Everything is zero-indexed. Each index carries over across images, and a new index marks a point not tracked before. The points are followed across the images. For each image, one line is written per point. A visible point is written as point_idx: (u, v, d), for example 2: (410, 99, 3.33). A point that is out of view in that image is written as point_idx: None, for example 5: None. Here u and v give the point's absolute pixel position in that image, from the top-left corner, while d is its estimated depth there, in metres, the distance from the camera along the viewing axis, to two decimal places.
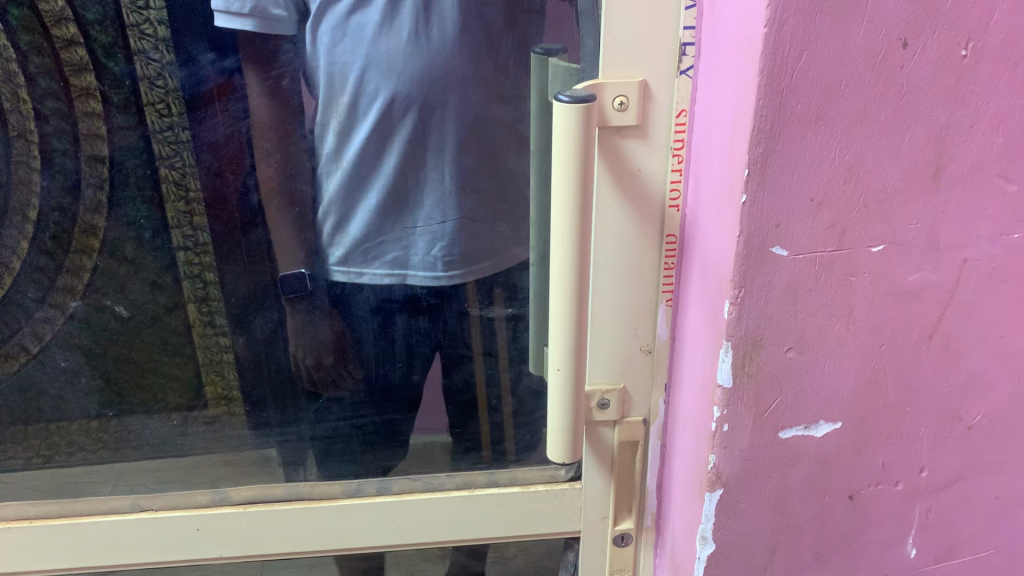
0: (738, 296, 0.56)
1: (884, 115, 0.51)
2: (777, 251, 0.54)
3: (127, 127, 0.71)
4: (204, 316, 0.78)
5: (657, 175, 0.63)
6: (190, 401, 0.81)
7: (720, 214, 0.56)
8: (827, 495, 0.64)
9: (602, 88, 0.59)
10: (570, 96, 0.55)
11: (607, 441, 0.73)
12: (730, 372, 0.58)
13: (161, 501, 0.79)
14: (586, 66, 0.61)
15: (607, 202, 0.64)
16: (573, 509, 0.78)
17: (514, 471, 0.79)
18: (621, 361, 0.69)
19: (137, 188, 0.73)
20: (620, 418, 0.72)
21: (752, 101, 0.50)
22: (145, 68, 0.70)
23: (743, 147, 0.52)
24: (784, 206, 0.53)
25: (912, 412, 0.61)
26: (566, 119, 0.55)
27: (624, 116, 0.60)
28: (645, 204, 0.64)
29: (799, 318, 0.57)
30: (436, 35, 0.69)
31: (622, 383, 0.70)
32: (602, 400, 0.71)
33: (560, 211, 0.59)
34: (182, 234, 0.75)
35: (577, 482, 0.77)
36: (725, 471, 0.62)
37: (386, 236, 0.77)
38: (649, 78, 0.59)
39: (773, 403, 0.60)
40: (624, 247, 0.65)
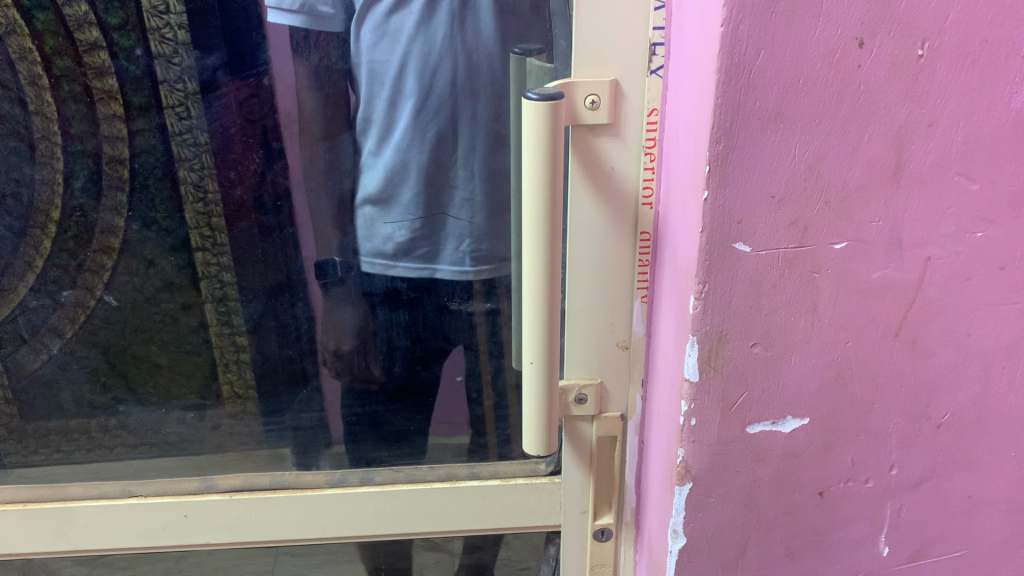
0: (702, 291, 0.57)
1: (843, 112, 0.52)
2: (739, 246, 0.56)
3: (147, 129, 0.72)
4: (222, 316, 0.80)
5: (631, 173, 0.64)
6: (205, 399, 0.82)
7: (687, 212, 0.57)
8: (797, 491, 0.64)
9: (572, 87, 0.60)
10: (538, 94, 0.57)
11: (586, 436, 0.74)
12: (696, 367, 0.59)
13: (149, 488, 0.82)
14: (559, 66, 0.63)
15: (581, 199, 0.65)
16: (553, 503, 0.79)
17: (496, 465, 0.81)
18: (597, 356, 0.71)
19: (155, 190, 0.74)
20: (597, 414, 0.73)
21: (710, 98, 0.52)
22: (166, 71, 0.70)
23: (704, 144, 0.53)
24: (744, 203, 0.54)
25: (880, 409, 0.62)
26: (534, 116, 0.57)
27: (595, 114, 0.61)
28: (619, 201, 0.65)
29: (764, 313, 0.58)
30: (472, 36, 0.68)
31: (600, 378, 0.71)
32: (579, 395, 0.71)
33: (531, 208, 0.60)
34: (201, 235, 0.76)
35: (557, 476, 0.78)
36: (694, 464, 0.63)
37: (417, 231, 0.76)
38: (620, 77, 0.61)
39: (740, 397, 0.60)
40: (598, 243, 0.66)
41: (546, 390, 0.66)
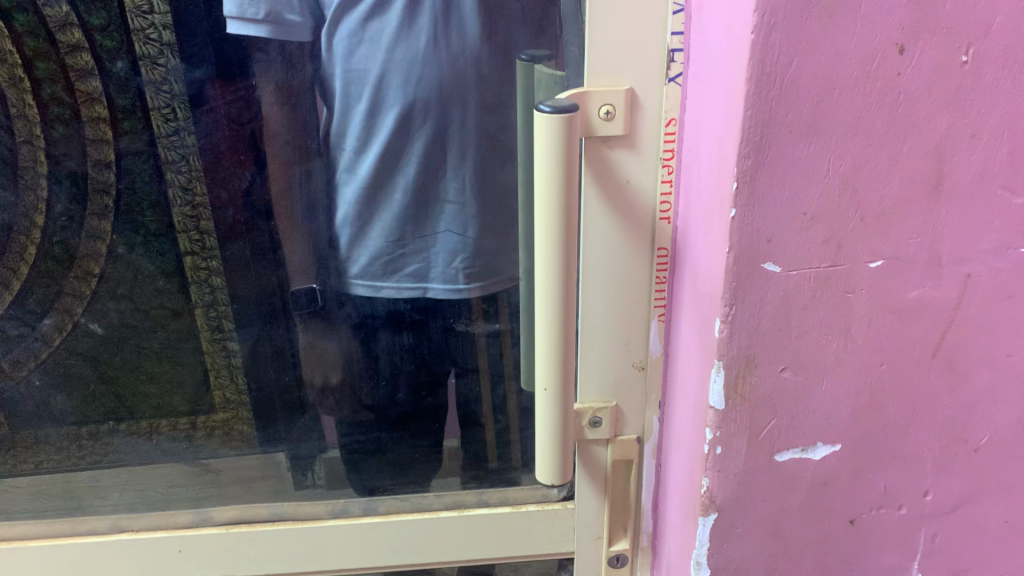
0: (728, 314, 0.53)
1: (881, 123, 0.48)
2: (768, 266, 0.52)
3: (133, 132, 0.68)
4: (212, 321, 0.76)
5: (648, 187, 0.60)
6: (197, 406, 0.79)
7: (710, 229, 0.54)
8: (827, 519, 0.61)
9: (586, 97, 0.57)
10: (551, 106, 0.53)
11: (602, 459, 0.71)
12: (722, 394, 0.56)
13: (141, 522, 0.78)
14: (570, 74, 0.58)
15: (595, 215, 0.61)
16: (566, 530, 0.75)
17: (506, 491, 0.77)
18: (612, 377, 0.67)
19: (143, 195, 0.70)
20: (613, 437, 0.69)
21: (739, 110, 0.48)
22: (151, 72, 0.66)
23: (731, 158, 0.50)
24: (775, 221, 0.51)
25: (915, 433, 0.58)
26: (547, 130, 0.53)
27: (610, 126, 0.57)
28: (634, 216, 0.61)
29: (794, 337, 0.54)
30: (456, 40, 0.66)
31: (615, 400, 0.68)
32: (594, 418, 0.68)
33: (543, 224, 0.56)
34: (190, 239, 0.72)
35: (570, 501, 0.75)
36: (719, 495, 0.59)
37: (407, 247, 0.74)
38: (636, 86, 0.57)
39: (769, 424, 0.57)
40: (613, 261, 0.63)
41: (558, 417, 0.63)
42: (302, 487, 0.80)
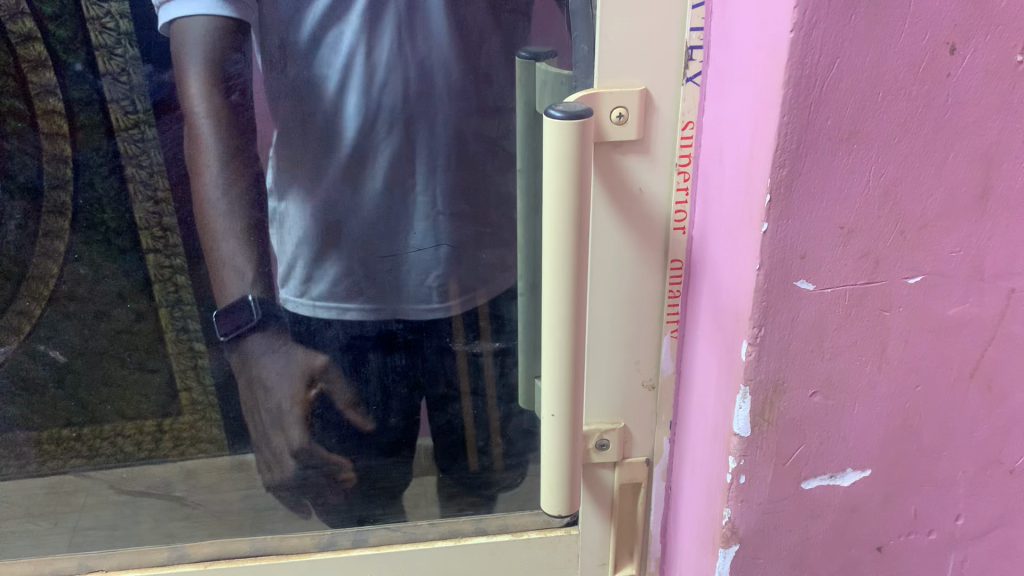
0: (757, 335, 0.49)
1: (928, 128, 0.44)
2: (801, 285, 0.48)
3: (90, 126, 0.61)
4: (177, 322, 0.69)
5: (661, 195, 0.56)
6: (165, 411, 0.72)
7: (734, 245, 0.50)
8: (854, 547, 0.57)
9: (598, 99, 0.52)
10: (562, 111, 0.48)
11: (608, 484, 0.66)
12: (747, 420, 0.52)
13: (112, 562, 0.75)
14: (579, 74, 0.54)
15: (605, 226, 0.57)
16: (571, 557, 0.71)
17: (506, 518, 0.73)
18: (620, 398, 0.63)
19: (101, 190, 0.63)
20: (621, 460, 0.65)
21: (774, 116, 0.43)
22: (109, 63, 0.59)
23: (764, 166, 0.45)
24: (809, 236, 0.46)
25: (948, 457, 0.55)
26: (558, 136, 0.48)
27: (623, 130, 0.53)
28: (646, 227, 0.57)
29: (826, 359, 0.50)
30: (422, 46, 0.63)
31: (623, 421, 0.64)
32: (601, 440, 0.64)
33: (552, 234, 0.51)
34: (153, 237, 0.65)
35: (575, 527, 0.70)
36: (741, 526, 0.55)
37: (374, 268, 0.70)
38: (651, 87, 0.52)
39: (796, 451, 0.53)
40: (623, 275, 0.58)
41: (566, 444, 0.58)
42: (273, 487, 0.76)
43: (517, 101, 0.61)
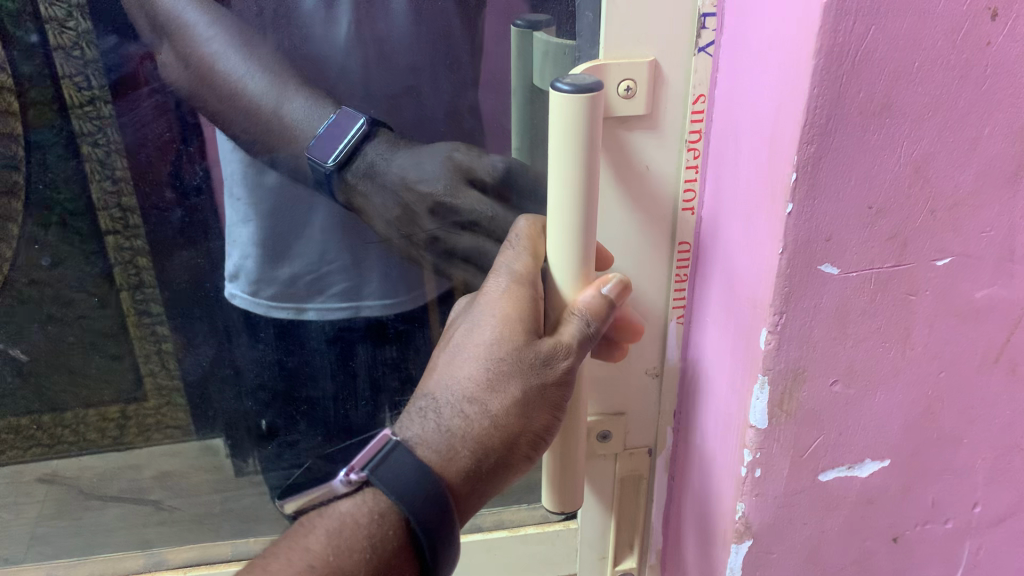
0: (779, 323, 0.46)
1: (963, 101, 0.41)
2: (826, 269, 0.45)
3: (42, 102, 0.56)
4: (139, 305, 0.65)
5: (669, 174, 0.53)
6: (130, 394, 0.70)
7: (752, 226, 0.47)
8: (869, 539, 0.55)
9: (604, 71, 0.48)
10: (571, 84, 0.44)
11: (608, 475, 0.64)
12: (765, 412, 0.49)
13: (84, 570, 0.75)
14: (583, 43, 0.50)
15: (609, 208, 0.54)
16: (567, 551, 0.69)
17: (502, 513, 0.70)
18: (620, 387, 0.61)
19: (55, 171, 0.59)
20: (623, 450, 0.63)
21: (804, 89, 0.40)
22: (60, 36, 0.54)
23: (789, 143, 0.42)
24: (837, 217, 0.43)
25: (969, 444, 0.53)
26: (567, 112, 0.44)
27: (631, 104, 0.49)
28: (653, 207, 0.54)
29: (849, 346, 0.48)
30: (382, 22, 0.57)
31: (625, 411, 0.61)
32: (603, 432, 0.61)
33: (558, 216, 0.48)
34: (112, 218, 0.61)
35: (572, 521, 0.69)
36: (755, 520, 0.53)
37: (331, 264, 0.68)
38: (660, 57, 0.49)
39: (814, 443, 0.50)
40: (627, 258, 0.55)
41: (563, 437, 0.56)
42: (244, 473, 0.75)
43: (513, 70, 0.55)
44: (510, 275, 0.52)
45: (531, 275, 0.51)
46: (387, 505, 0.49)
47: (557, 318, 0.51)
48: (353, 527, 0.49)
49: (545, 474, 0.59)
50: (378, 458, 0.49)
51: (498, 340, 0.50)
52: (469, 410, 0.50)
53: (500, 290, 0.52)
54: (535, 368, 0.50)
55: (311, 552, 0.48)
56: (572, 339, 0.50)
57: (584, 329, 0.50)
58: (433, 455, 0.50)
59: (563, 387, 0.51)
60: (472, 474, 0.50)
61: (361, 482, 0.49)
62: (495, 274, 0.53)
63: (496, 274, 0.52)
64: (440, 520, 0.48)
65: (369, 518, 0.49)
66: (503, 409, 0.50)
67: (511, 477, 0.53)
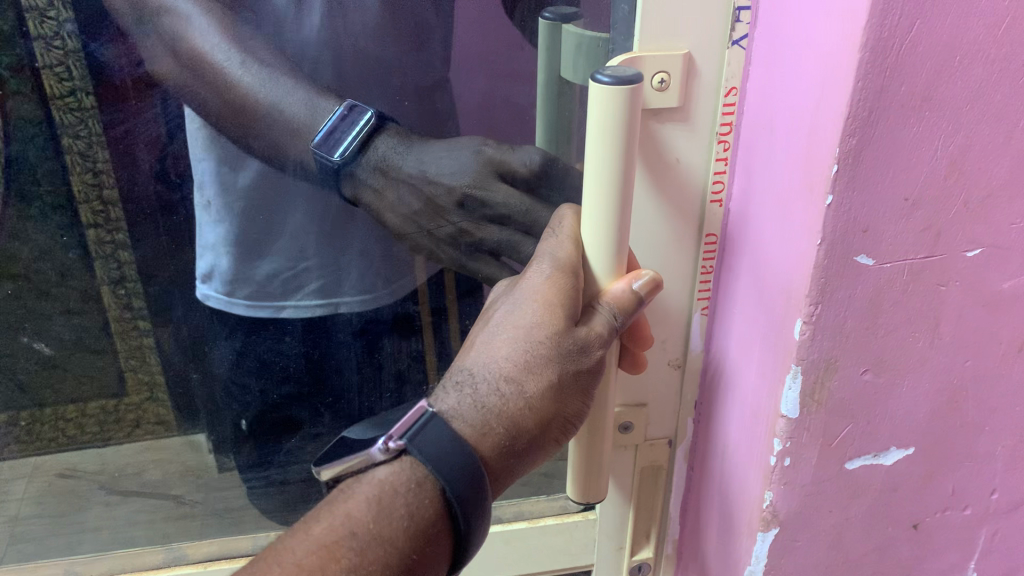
0: (814, 313, 0.46)
1: (1000, 95, 0.42)
2: (862, 259, 0.45)
3: (24, 94, 0.56)
4: (121, 299, 0.65)
5: (697, 165, 0.53)
6: (111, 391, 0.69)
7: (787, 217, 0.47)
8: (890, 526, 0.56)
9: (640, 63, 0.48)
10: (611, 76, 0.44)
11: (628, 465, 0.65)
12: (797, 402, 0.49)
13: (103, 566, 0.75)
14: (618, 35, 0.50)
15: (640, 199, 0.54)
16: (586, 543, 0.69)
17: (521, 505, 0.71)
18: (644, 381, 0.61)
19: (37, 163, 0.58)
20: (643, 441, 0.63)
21: (848, 81, 0.40)
22: (41, 26, 0.54)
23: (830, 135, 0.42)
24: (874, 208, 0.44)
25: (991, 432, 0.54)
26: (606, 103, 0.44)
27: (664, 96, 0.50)
28: (683, 199, 0.54)
29: (880, 336, 0.48)
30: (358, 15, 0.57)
31: (647, 403, 0.62)
32: (625, 422, 0.62)
33: (591, 208, 0.48)
34: (93, 210, 0.61)
35: (591, 512, 0.69)
36: (782, 508, 0.53)
37: (308, 262, 0.69)
38: (694, 50, 0.49)
39: (843, 432, 0.51)
40: (656, 249, 0.56)
41: (588, 430, 0.57)
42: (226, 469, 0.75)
43: (540, 61, 0.56)
44: (553, 261, 0.51)
45: (573, 264, 0.51)
46: (424, 475, 0.48)
47: (592, 305, 0.51)
48: (391, 495, 0.48)
49: (569, 464, 0.60)
50: (417, 427, 0.48)
51: (536, 324, 0.50)
52: (506, 389, 0.50)
53: (542, 276, 0.51)
54: (570, 354, 0.50)
55: (351, 518, 0.47)
56: (605, 329, 0.51)
57: (617, 319, 0.51)
58: (468, 430, 0.49)
59: (593, 373, 0.52)
60: (506, 452, 0.50)
61: (399, 450, 0.48)
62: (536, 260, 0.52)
63: (538, 260, 0.52)
64: (477, 497, 0.48)
65: (406, 487, 0.48)
66: (537, 392, 0.50)
67: (536, 461, 0.52)
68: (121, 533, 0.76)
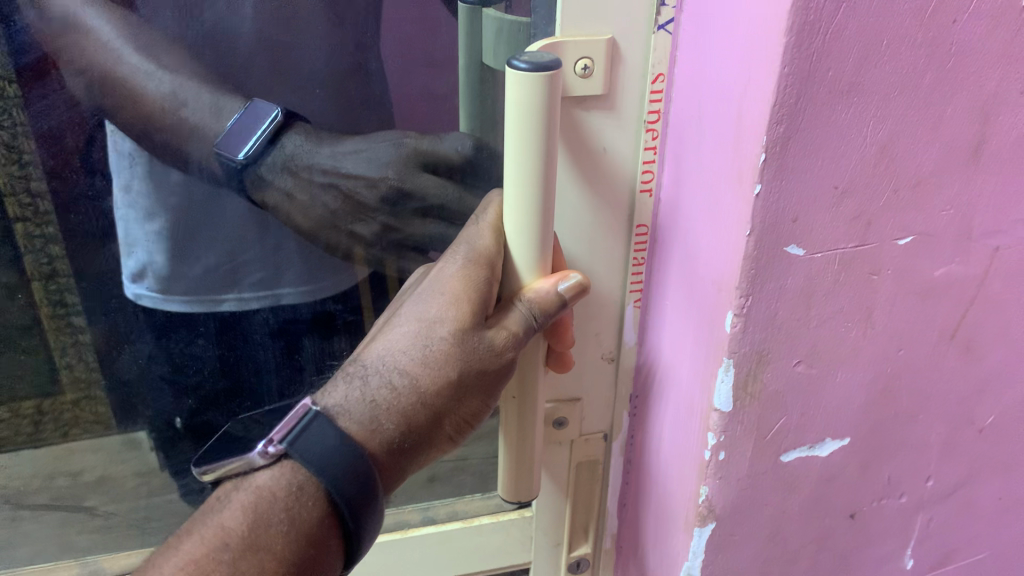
0: (744, 305, 0.45)
1: (927, 81, 0.41)
2: (792, 250, 0.44)
3: None
4: (52, 296, 0.61)
5: (625, 155, 0.51)
6: (41, 390, 0.65)
7: (716, 207, 0.46)
8: (828, 516, 0.55)
9: (561, 49, 0.46)
10: (528, 62, 0.42)
11: (564, 460, 0.63)
12: (729, 395, 0.48)
13: None
14: (538, 19, 0.49)
15: (565, 191, 0.52)
16: (523, 541, 0.68)
17: (454, 505, 0.69)
18: (579, 375, 0.59)
19: None
20: (578, 438, 0.62)
21: (773, 66, 0.39)
22: None
23: (757, 122, 0.41)
24: (803, 197, 0.43)
25: (924, 420, 0.53)
26: (525, 89, 0.42)
27: (589, 83, 0.48)
28: (609, 190, 0.52)
29: (812, 327, 0.47)
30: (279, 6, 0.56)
31: (581, 398, 0.60)
32: (560, 418, 0.60)
33: (514, 203, 0.46)
34: (18, 203, 0.57)
35: (527, 509, 0.67)
36: (718, 502, 0.52)
37: (249, 253, 0.66)
38: (619, 35, 0.47)
39: (776, 424, 0.50)
40: (584, 240, 0.54)
41: (518, 433, 0.55)
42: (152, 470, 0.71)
43: (458, 48, 0.54)
44: (467, 251, 0.49)
45: (490, 256, 0.49)
46: (305, 478, 0.48)
47: (510, 301, 0.50)
48: (268, 502, 0.47)
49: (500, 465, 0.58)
50: (297, 431, 0.47)
51: (443, 320, 0.49)
52: (398, 382, 0.49)
53: (454, 266, 0.49)
54: (476, 353, 0.49)
55: (223, 529, 0.47)
56: (519, 327, 0.49)
57: (530, 317, 0.49)
58: (355, 427, 0.48)
59: (501, 374, 0.50)
60: (393, 451, 0.49)
61: (278, 454, 0.47)
62: (454, 247, 0.51)
63: (455, 249, 0.50)
64: (357, 508, 0.47)
65: (286, 492, 0.47)
66: (430, 386, 0.49)
67: (429, 456, 0.52)
68: (57, 542, 0.71)
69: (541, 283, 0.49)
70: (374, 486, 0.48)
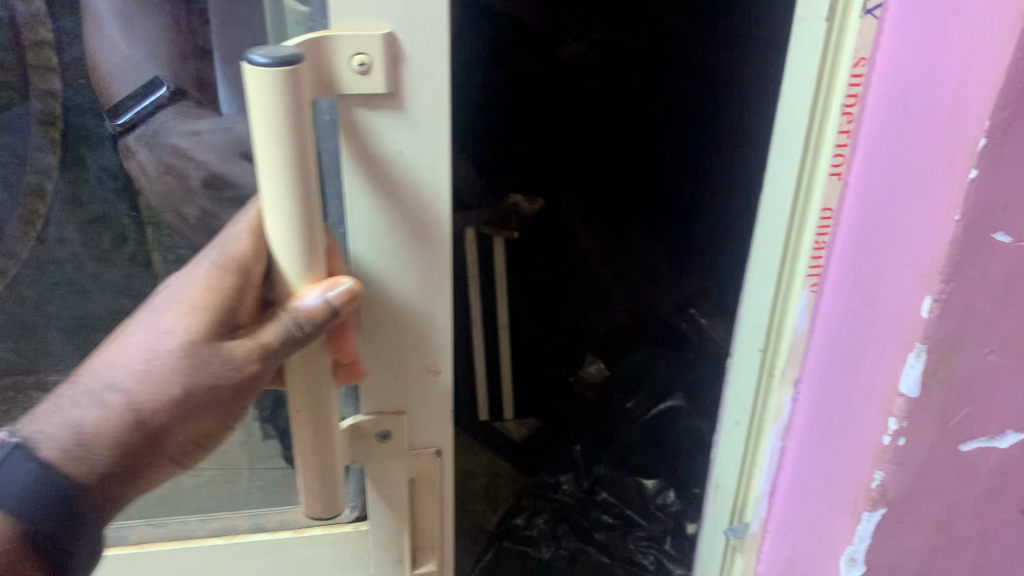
0: (944, 289, 0.45)
1: None
2: (998, 237, 0.44)
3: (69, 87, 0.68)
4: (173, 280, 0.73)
5: (415, 155, 0.59)
6: None
7: (918, 191, 0.46)
8: (1000, 511, 0.55)
9: (336, 43, 0.54)
10: (267, 56, 0.47)
11: (381, 460, 0.72)
12: (918, 381, 0.48)
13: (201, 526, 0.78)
14: (315, 10, 0.56)
15: (352, 187, 0.60)
16: (361, 550, 0.78)
17: (285, 514, 0.78)
18: (381, 384, 0.69)
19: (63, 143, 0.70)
20: (387, 432, 0.71)
21: (1005, 47, 0.39)
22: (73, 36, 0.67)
23: (978, 104, 0.41)
24: (1017, 186, 0.43)
25: None
26: (265, 82, 0.48)
27: (365, 78, 0.55)
28: (389, 182, 0.60)
29: (1011, 315, 0.47)
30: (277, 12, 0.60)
31: (408, 409, 0.71)
32: (380, 432, 0.71)
33: (276, 191, 0.52)
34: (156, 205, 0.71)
35: (361, 522, 0.77)
36: (891, 489, 0.52)
37: None
38: (395, 32, 0.55)
39: (959, 413, 0.50)
40: (372, 228, 0.62)
41: (311, 432, 0.62)
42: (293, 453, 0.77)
43: (269, 32, 0.60)
44: (220, 255, 0.54)
45: (245, 257, 0.54)
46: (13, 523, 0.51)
47: (273, 311, 0.56)
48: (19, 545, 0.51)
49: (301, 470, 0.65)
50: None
51: (190, 338, 0.53)
52: (112, 404, 0.53)
53: (201, 276, 0.54)
54: (212, 368, 0.54)
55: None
56: (277, 337, 0.55)
57: (290, 327, 0.55)
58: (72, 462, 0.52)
59: (240, 387, 0.55)
60: (109, 478, 0.54)
61: None
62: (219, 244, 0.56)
63: (211, 251, 0.55)
64: (60, 535, 0.52)
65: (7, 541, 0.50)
66: (152, 406, 0.53)
67: (181, 470, 0.59)
68: None
69: (303, 291, 0.55)
70: (79, 512, 0.53)
